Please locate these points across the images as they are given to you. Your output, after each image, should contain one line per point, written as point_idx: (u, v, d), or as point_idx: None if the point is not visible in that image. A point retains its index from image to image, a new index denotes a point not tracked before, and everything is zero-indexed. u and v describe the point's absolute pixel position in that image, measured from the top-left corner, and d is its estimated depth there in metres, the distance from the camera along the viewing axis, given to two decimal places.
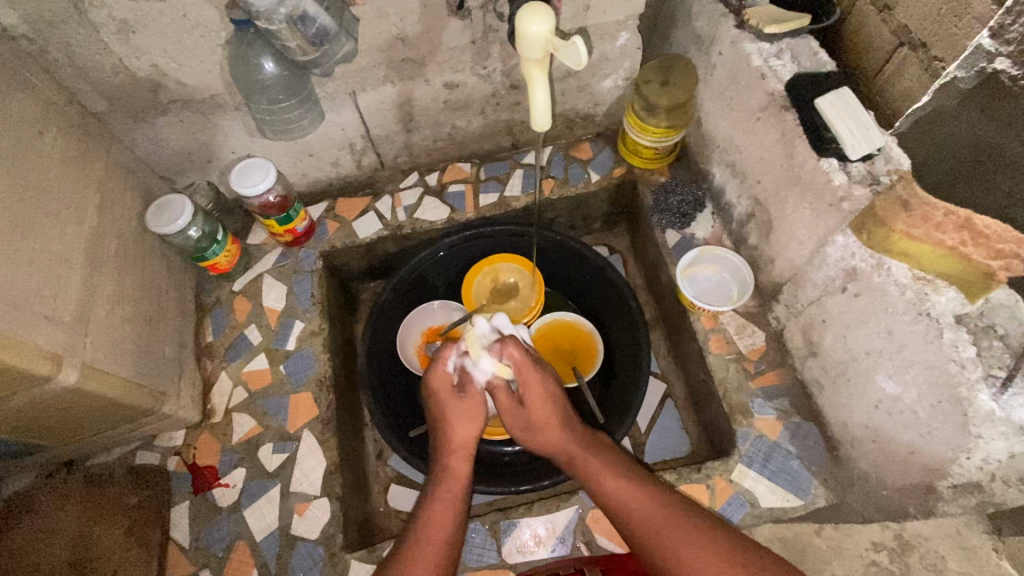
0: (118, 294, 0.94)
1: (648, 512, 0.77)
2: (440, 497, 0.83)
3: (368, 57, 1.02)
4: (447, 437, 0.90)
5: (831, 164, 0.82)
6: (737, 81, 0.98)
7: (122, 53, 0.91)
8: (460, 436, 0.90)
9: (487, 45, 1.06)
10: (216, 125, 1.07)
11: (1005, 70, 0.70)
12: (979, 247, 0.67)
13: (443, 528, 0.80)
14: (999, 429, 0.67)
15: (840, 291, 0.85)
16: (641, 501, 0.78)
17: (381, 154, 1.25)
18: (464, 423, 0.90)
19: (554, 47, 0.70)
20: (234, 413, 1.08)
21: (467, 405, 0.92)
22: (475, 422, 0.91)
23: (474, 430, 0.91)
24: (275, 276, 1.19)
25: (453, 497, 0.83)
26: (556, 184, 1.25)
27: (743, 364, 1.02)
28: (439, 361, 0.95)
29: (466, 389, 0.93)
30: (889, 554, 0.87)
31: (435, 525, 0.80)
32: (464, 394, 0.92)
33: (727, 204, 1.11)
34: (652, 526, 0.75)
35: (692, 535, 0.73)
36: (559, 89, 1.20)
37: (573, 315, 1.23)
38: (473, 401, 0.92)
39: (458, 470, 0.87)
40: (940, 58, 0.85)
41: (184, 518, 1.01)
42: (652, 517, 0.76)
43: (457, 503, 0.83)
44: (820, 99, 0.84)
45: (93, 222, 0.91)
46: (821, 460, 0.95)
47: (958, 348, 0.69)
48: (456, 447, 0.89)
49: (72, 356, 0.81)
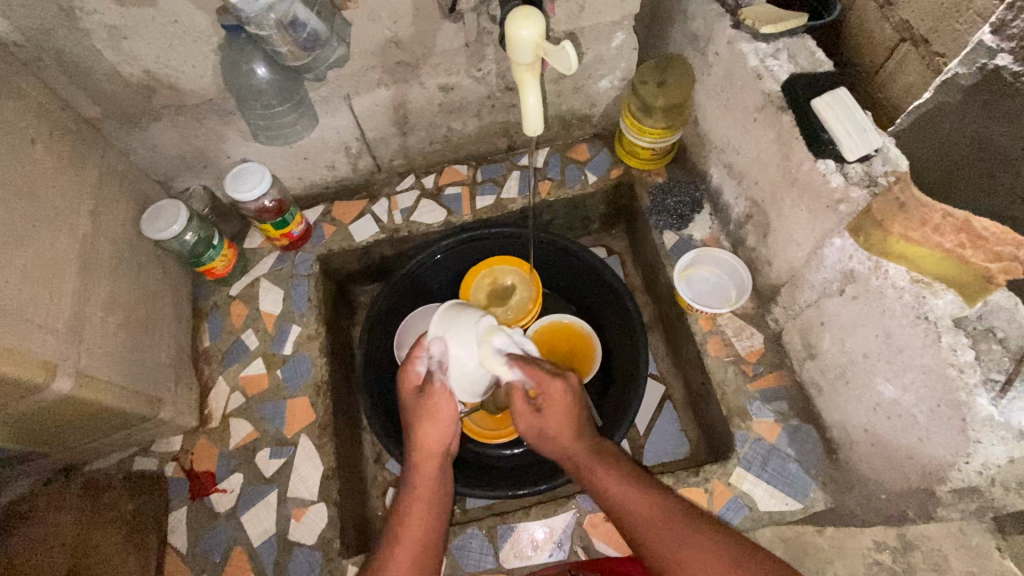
0: (112, 300, 0.93)
1: (645, 521, 0.75)
2: (416, 502, 0.83)
3: (362, 60, 1.01)
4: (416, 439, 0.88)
5: (828, 165, 0.81)
6: (733, 81, 0.97)
7: (113, 59, 0.90)
8: (427, 439, 0.87)
9: (482, 47, 1.06)
10: (210, 130, 1.07)
11: (1006, 65, 0.71)
12: (977, 250, 0.66)
13: (421, 531, 0.80)
14: (999, 435, 0.66)
15: (837, 294, 0.85)
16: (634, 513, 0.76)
17: (377, 157, 1.24)
18: (430, 426, 0.87)
19: (544, 51, 0.70)
20: (231, 418, 1.08)
21: (434, 408, 0.87)
22: (442, 422, 0.87)
23: (448, 433, 0.88)
24: (272, 280, 1.19)
25: (427, 504, 0.83)
26: (552, 186, 1.25)
27: (742, 367, 1.02)
28: (410, 362, 0.90)
29: (430, 388, 0.87)
30: (891, 554, 0.90)
31: (410, 528, 0.80)
32: (427, 394, 0.87)
33: (725, 205, 1.11)
34: (645, 531, 0.75)
35: (689, 547, 0.71)
36: (555, 90, 1.19)
37: (570, 317, 1.22)
38: (437, 406, 0.86)
39: (427, 471, 0.86)
40: (942, 54, 0.84)
41: (182, 525, 1.01)
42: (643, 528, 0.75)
43: (434, 504, 0.83)
44: (816, 99, 0.81)
45: (85, 229, 0.90)
46: (820, 463, 0.94)
47: (957, 352, 0.68)
48: (425, 447, 0.87)
49: (67, 364, 0.81)
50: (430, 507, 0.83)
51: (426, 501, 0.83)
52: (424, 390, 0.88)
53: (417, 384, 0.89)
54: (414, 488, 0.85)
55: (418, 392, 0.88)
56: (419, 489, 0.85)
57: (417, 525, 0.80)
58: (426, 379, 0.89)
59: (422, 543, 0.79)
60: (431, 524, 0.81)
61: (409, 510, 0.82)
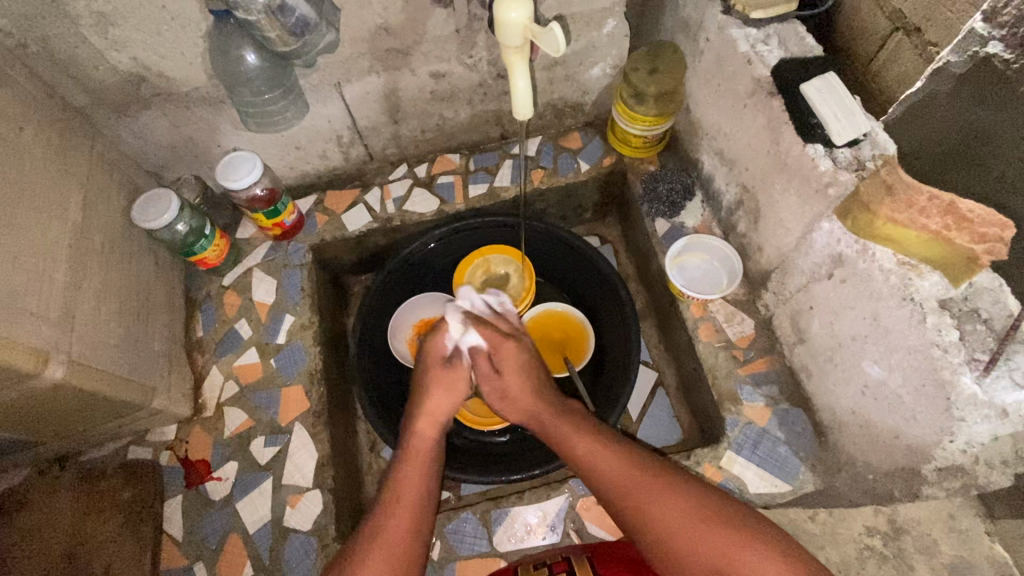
0: (104, 289, 0.93)
1: (627, 474, 0.76)
2: (409, 468, 0.82)
3: (353, 47, 1.01)
4: (421, 404, 0.90)
5: (817, 150, 0.81)
6: (724, 67, 0.97)
7: (101, 46, 0.90)
8: (435, 405, 0.90)
9: (472, 34, 1.05)
10: (200, 118, 1.06)
11: (998, 53, 0.69)
12: (963, 231, 0.67)
13: (417, 488, 0.80)
14: (983, 413, 0.67)
15: (826, 278, 0.86)
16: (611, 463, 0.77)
17: (369, 146, 1.24)
18: (442, 395, 0.90)
19: (533, 33, 0.70)
20: (225, 407, 1.08)
21: (453, 378, 0.91)
22: (455, 393, 0.90)
23: (454, 404, 0.91)
24: (265, 270, 1.19)
25: (425, 463, 0.84)
26: (545, 174, 1.25)
27: (732, 352, 1.03)
28: (440, 332, 0.95)
29: (456, 360, 0.92)
30: (882, 538, 0.90)
31: (408, 484, 0.80)
32: (451, 364, 0.92)
33: (716, 192, 1.11)
34: (626, 486, 0.75)
35: (675, 497, 0.72)
36: (546, 77, 1.19)
37: (563, 305, 1.22)
38: (458, 376, 0.91)
39: (426, 435, 0.87)
40: (935, 43, 0.81)
41: (177, 513, 1.01)
42: (624, 482, 0.75)
43: (429, 470, 0.83)
44: (806, 84, 0.81)
45: (76, 218, 0.90)
46: (811, 446, 0.95)
47: (942, 332, 0.69)
48: (429, 412, 0.89)
49: (59, 352, 0.81)
50: (426, 473, 0.83)
51: (421, 462, 0.83)
52: (450, 360, 0.92)
53: (443, 355, 0.94)
54: (411, 449, 0.85)
55: (444, 361, 0.93)
56: (415, 451, 0.85)
57: (415, 481, 0.81)
58: (452, 352, 0.94)
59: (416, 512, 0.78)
60: (426, 485, 0.81)
61: (406, 469, 0.82)
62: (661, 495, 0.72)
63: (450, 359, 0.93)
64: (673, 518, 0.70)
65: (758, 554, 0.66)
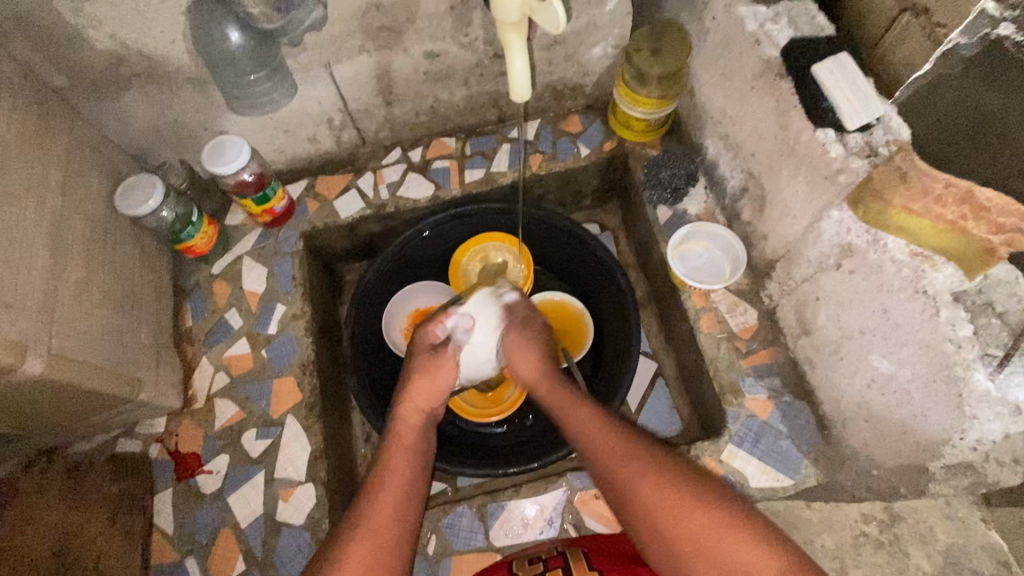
0: (85, 279, 0.90)
1: (616, 455, 0.73)
2: (396, 451, 0.79)
3: (343, 25, 0.97)
4: (405, 391, 0.87)
5: (828, 135, 0.78)
6: (731, 48, 0.93)
7: (77, 23, 0.86)
8: (418, 392, 0.86)
9: (468, 11, 1.01)
10: (184, 100, 1.02)
11: (1010, 35, 0.58)
12: (979, 222, 0.63)
13: (402, 473, 0.77)
14: (996, 410, 0.65)
15: (834, 269, 0.83)
16: (601, 450, 0.75)
17: (362, 129, 1.20)
18: (424, 382, 0.87)
19: (531, 8, 0.67)
20: (216, 399, 1.06)
21: (437, 364, 0.88)
22: (439, 382, 0.87)
23: (439, 392, 0.87)
24: (255, 258, 1.15)
25: (412, 449, 0.80)
26: (543, 159, 1.22)
27: (734, 344, 1.00)
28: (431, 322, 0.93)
29: (443, 349, 0.90)
30: (878, 526, 0.88)
31: (393, 468, 0.77)
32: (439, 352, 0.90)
33: (720, 178, 1.08)
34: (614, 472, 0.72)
35: (663, 480, 0.69)
36: (545, 57, 1.15)
37: (563, 295, 1.20)
38: (439, 366, 0.87)
39: (411, 421, 0.84)
40: (943, 25, 0.66)
41: (168, 506, 0.99)
42: (614, 464, 0.73)
43: (417, 457, 0.80)
44: (818, 65, 0.77)
45: (54, 205, 0.86)
46: (813, 440, 0.93)
47: (955, 327, 0.67)
48: (413, 399, 0.86)
49: (38, 346, 0.78)
50: (414, 460, 0.79)
51: (407, 448, 0.80)
52: (437, 348, 0.90)
53: (433, 343, 0.92)
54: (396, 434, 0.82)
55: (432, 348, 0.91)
56: (400, 438, 0.82)
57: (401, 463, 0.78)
58: (441, 340, 0.92)
59: (403, 498, 0.74)
60: (412, 470, 0.78)
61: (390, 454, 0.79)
62: (649, 480, 0.70)
63: (438, 346, 0.91)
64: (663, 503, 0.68)
65: (754, 542, 0.63)
